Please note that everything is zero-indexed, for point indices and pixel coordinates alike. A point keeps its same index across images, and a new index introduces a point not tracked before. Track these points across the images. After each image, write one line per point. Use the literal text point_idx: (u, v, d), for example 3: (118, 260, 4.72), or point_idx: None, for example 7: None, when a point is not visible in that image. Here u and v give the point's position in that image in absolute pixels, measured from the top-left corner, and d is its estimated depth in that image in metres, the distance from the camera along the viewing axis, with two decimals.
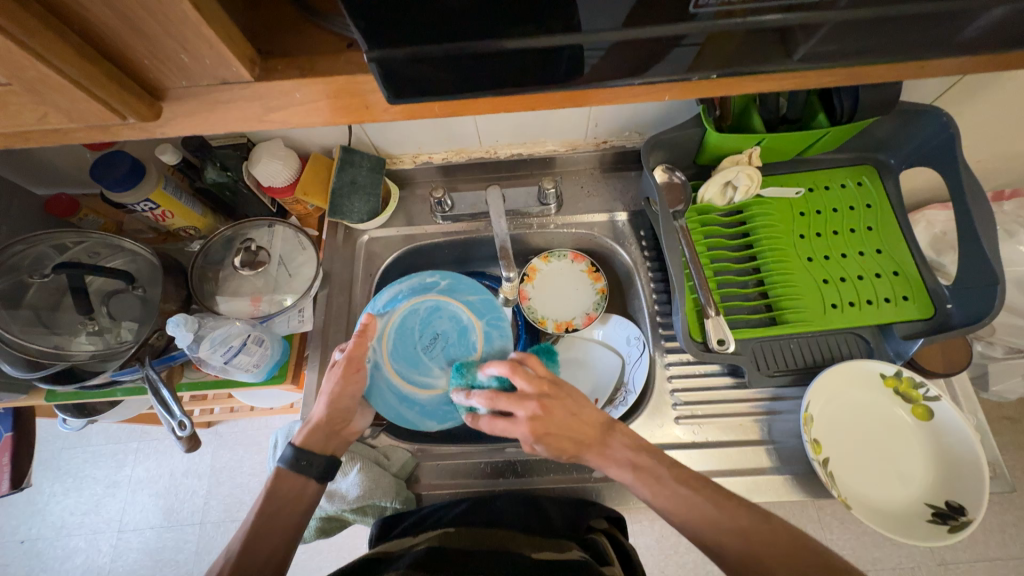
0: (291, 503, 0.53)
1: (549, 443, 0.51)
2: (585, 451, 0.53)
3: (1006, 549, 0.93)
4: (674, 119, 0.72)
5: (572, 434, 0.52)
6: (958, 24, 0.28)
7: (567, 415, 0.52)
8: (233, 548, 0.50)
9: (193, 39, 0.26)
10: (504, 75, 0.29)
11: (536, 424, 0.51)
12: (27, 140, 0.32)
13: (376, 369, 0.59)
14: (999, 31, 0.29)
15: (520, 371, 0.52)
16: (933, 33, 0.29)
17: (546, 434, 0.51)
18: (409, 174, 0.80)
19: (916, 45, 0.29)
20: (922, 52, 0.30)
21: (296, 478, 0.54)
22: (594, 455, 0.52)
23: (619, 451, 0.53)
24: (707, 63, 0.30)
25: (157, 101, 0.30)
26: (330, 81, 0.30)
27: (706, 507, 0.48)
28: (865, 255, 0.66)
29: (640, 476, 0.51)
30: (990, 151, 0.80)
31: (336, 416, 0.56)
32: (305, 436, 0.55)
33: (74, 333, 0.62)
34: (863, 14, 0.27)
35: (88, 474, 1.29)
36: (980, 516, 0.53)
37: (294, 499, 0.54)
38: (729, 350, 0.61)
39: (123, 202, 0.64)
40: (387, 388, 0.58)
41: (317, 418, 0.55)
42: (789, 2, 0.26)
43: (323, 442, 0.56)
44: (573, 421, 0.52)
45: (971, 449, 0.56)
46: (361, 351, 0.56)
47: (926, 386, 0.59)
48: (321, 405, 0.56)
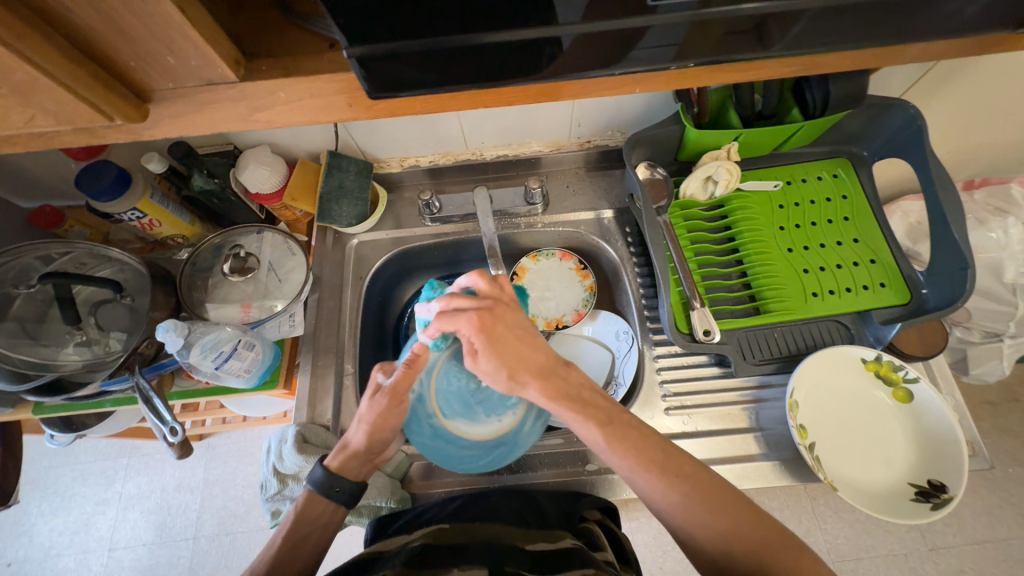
0: (319, 530, 0.52)
1: (489, 352, 0.48)
2: (531, 380, 0.50)
3: (993, 531, 0.95)
4: (654, 117, 0.74)
5: (519, 356, 0.49)
6: (909, 9, 0.29)
7: (516, 336, 0.50)
8: (258, 570, 0.50)
9: (178, 40, 0.27)
10: (482, 69, 0.30)
11: (485, 319, 0.48)
12: (13, 145, 0.32)
13: (418, 403, 0.51)
14: (947, 17, 0.30)
15: (490, 278, 0.52)
16: (886, 21, 0.30)
17: (495, 343, 0.48)
18: (397, 178, 0.81)
19: (868, 28, 0.31)
20: (881, 36, 0.32)
21: (326, 504, 0.53)
22: (539, 385, 0.50)
23: (574, 378, 0.52)
24: (677, 55, 0.32)
25: (145, 104, 0.31)
26: (314, 80, 0.31)
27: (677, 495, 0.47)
28: (843, 245, 0.68)
29: (595, 417, 0.50)
30: (958, 142, 0.83)
31: (371, 444, 0.54)
32: (341, 460, 0.54)
33: (61, 344, 0.62)
34: (820, 4, 0.29)
35: (76, 492, 1.26)
36: (961, 493, 0.54)
37: (323, 524, 0.53)
38: (715, 340, 0.63)
39: (109, 211, 0.64)
40: (427, 421, 0.51)
41: (353, 444, 0.53)
42: None
43: (358, 468, 0.55)
44: (521, 343, 0.50)
45: (950, 428, 0.58)
46: (409, 382, 0.51)
47: (904, 368, 0.61)
48: (357, 429, 0.53)
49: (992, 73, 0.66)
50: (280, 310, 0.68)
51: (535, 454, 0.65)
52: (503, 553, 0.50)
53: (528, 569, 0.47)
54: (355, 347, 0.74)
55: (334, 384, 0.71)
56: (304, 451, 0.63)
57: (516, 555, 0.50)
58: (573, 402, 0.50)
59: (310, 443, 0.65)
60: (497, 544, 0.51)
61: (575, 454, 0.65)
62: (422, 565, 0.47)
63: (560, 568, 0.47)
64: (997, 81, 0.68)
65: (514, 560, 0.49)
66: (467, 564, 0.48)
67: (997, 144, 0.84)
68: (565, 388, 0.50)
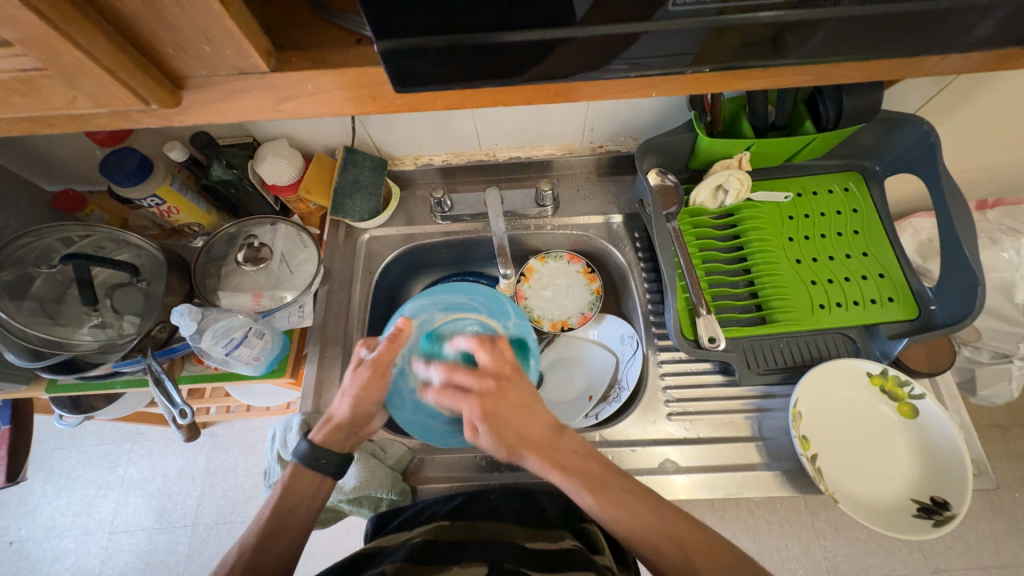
0: (306, 500, 0.53)
1: (489, 431, 0.48)
2: (529, 450, 0.50)
3: (998, 556, 0.93)
4: (667, 124, 0.75)
5: (518, 428, 0.49)
6: (926, 22, 0.30)
7: (519, 408, 0.49)
8: (245, 544, 0.50)
9: (216, 30, 0.28)
10: (503, 66, 0.31)
11: (486, 401, 0.48)
12: (50, 126, 0.33)
13: (400, 376, 0.53)
14: (965, 30, 0.31)
15: (490, 347, 0.50)
16: (906, 34, 0.31)
17: (496, 420, 0.48)
18: (410, 176, 0.83)
19: (884, 40, 0.31)
20: (900, 48, 0.32)
21: (312, 476, 0.54)
22: (536, 456, 0.49)
23: (569, 452, 0.51)
24: (696, 58, 0.32)
25: (179, 90, 0.32)
26: (340, 72, 0.32)
27: (654, 522, 0.48)
28: (851, 257, 0.68)
29: (585, 483, 0.49)
30: (972, 161, 0.82)
31: (356, 417, 0.54)
32: (325, 434, 0.54)
33: (78, 324, 0.63)
34: (837, 14, 0.29)
35: (80, 474, 1.28)
36: (964, 511, 0.54)
37: (311, 495, 0.53)
38: (720, 348, 0.63)
39: (131, 197, 0.66)
40: (409, 396, 0.53)
41: (337, 418, 0.54)
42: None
43: (344, 440, 0.55)
44: (522, 417, 0.49)
45: (955, 447, 0.57)
46: (392, 355, 0.51)
47: (911, 384, 0.61)
48: (343, 403, 0.54)
49: (1009, 92, 0.66)
50: (290, 301, 0.69)
51: None
52: (503, 552, 0.51)
53: (529, 568, 0.48)
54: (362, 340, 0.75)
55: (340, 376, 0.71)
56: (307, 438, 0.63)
57: (517, 555, 0.50)
58: (569, 472, 0.49)
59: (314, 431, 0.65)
60: (497, 541, 0.52)
61: None
62: (424, 568, 0.48)
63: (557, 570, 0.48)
64: (1014, 100, 0.68)
65: (513, 558, 0.50)
66: (471, 564, 0.49)
67: (1011, 164, 0.84)
68: (560, 458, 0.50)
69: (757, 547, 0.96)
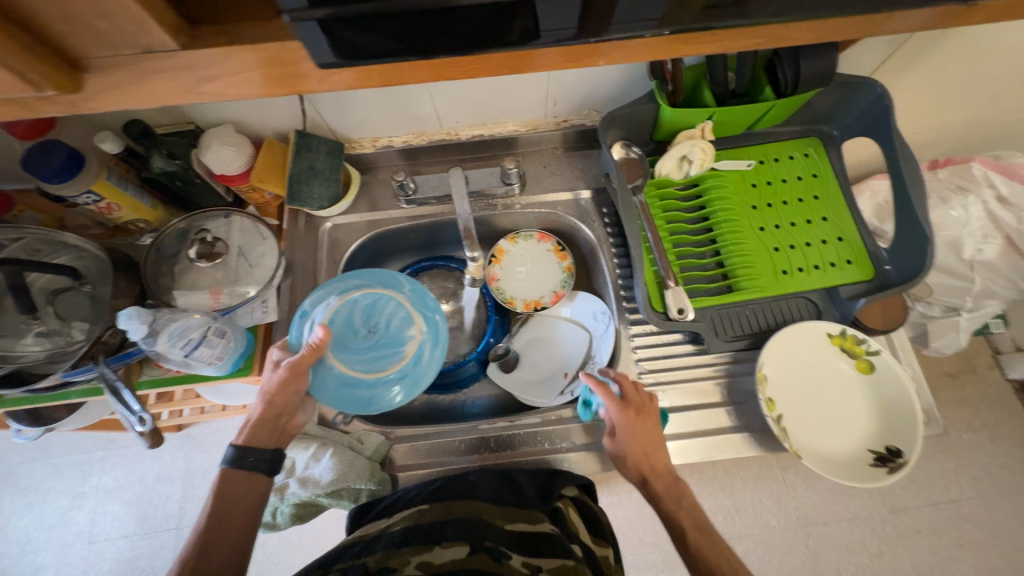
0: (242, 502, 0.52)
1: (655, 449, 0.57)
2: (653, 480, 0.56)
3: (948, 493, 1.01)
4: (630, 95, 0.73)
5: (648, 454, 0.56)
6: None
7: (650, 436, 0.57)
8: (184, 558, 0.49)
9: (109, 3, 0.25)
10: (445, 34, 0.30)
11: (633, 421, 0.57)
12: None
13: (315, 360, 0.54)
14: None
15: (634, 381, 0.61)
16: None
17: (633, 439, 0.56)
18: (370, 159, 0.79)
19: None
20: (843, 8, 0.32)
21: (247, 477, 0.53)
22: (661, 483, 0.56)
23: (687, 499, 0.56)
24: (644, 22, 0.31)
25: (79, 74, 0.29)
26: (261, 48, 0.30)
27: (715, 553, 0.52)
28: (812, 223, 0.70)
29: (690, 523, 0.54)
30: (924, 122, 0.85)
31: (277, 414, 0.54)
32: (248, 434, 0.53)
33: (20, 335, 0.59)
34: None
35: (50, 487, 1.23)
36: (915, 458, 0.58)
37: (245, 495, 0.52)
38: (688, 318, 0.64)
39: (62, 194, 0.61)
40: (328, 372, 0.53)
41: (257, 415, 0.53)
42: None
43: (269, 438, 0.54)
44: (652, 444, 0.57)
45: (907, 398, 0.61)
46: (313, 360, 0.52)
47: (867, 341, 0.64)
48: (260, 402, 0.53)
49: (957, 53, 0.67)
50: (253, 296, 0.66)
51: (515, 433, 0.66)
52: (482, 531, 0.51)
53: (509, 547, 0.50)
54: None
55: None
56: None
57: (497, 535, 0.51)
58: (679, 508, 0.55)
59: None
60: (476, 519, 0.52)
61: (554, 432, 0.66)
62: (413, 547, 0.48)
63: (537, 554, 0.49)
64: (961, 60, 0.69)
65: (494, 537, 0.51)
66: (452, 541, 0.49)
67: (960, 124, 0.86)
68: (677, 491, 0.56)
69: (733, 503, 1.01)
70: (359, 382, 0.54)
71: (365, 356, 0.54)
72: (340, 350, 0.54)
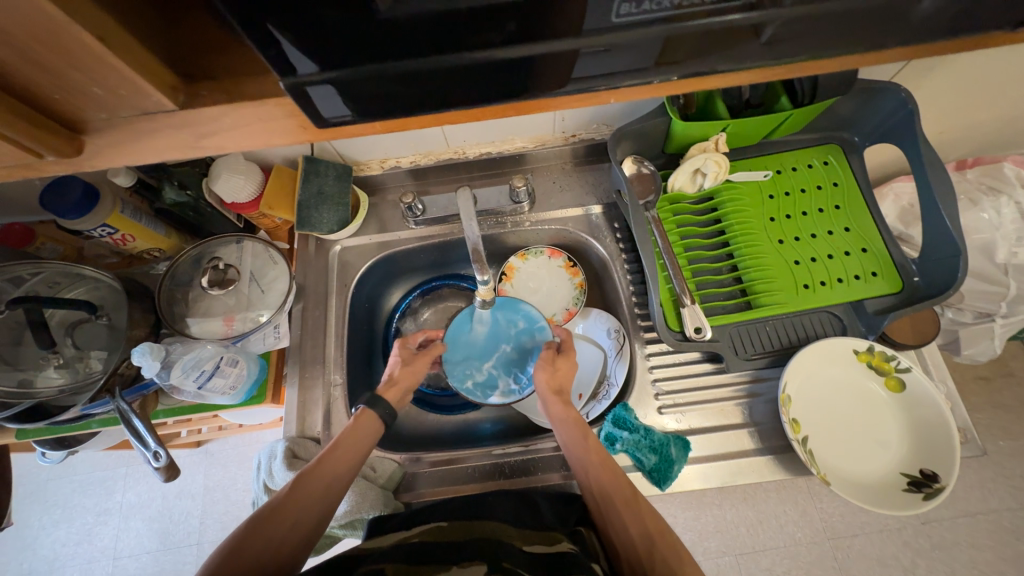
0: (364, 442, 0.57)
1: (563, 402, 0.61)
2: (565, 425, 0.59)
3: (985, 503, 0.96)
4: (640, 109, 0.72)
5: (560, 389, 0.62)
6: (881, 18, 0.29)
7: (567, 374, 0.64)
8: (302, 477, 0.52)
9: (104, 71, 0.26)
10: (447, 89, 0.30)
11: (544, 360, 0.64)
12: None
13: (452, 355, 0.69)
14: (929, 17, 0.29)
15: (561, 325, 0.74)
16: (865, 26, 0.30)
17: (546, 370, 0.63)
18: (379, 180, 0.79)
19: (837, 36, 0.30)
20: (858, 39, 0.31)
21: (373, 429, 0.59)
22: (571, 427, 0.58)
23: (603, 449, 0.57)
24: (648, 67, 0.31)
25: (78, 136, 0.30)
26: (262, 104, 0.30)
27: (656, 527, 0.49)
28: (834, 234, 0.67)
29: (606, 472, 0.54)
30: (949, 123, 0.81)
31: (406, 382, 0.65)
32: (387, 390, 0.63)
33: (39, 368, 0.60)
34: (787, 15, 0.28)
35: (77, 503, 1.26)
36: (952, 483, 0.55)
37: (361, 441, 0.57)
38: (707, 337, 0.62)
39: (78, 229, 0.62)
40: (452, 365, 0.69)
41: (395, 374, 0.65)
42: (721, 7, 0.27)
43: (398, 396, 0.64)
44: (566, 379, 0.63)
45: (943, 417, 0.58)
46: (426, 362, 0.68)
47: (897, 358, 0.60)
48: (396, 363, 0.67)
49: (981, 56, 0.65)
50: (266, 322, 0.66)
51: (530, 458, 0.65)
52: (499, 551, 0.48)
53: (525, 568, 0.46)
54: (342, 356, 0.72)
55: (324, 396, 0.70)
56: (294, 466, 0.61)
57: (514, 555, 0.48)
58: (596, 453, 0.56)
59: (301, 458, 0.64)
60: (495, 539, 0.50)
61: None
62: (422, 564, 0.46)
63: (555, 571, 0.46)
64: (985, 62, 0.67)
65: (511, 556, 0.47)
66: (467, 562, 0.46)
67: (989, 123, 0.82)
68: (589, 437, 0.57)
69: (756, 515, 0.98)
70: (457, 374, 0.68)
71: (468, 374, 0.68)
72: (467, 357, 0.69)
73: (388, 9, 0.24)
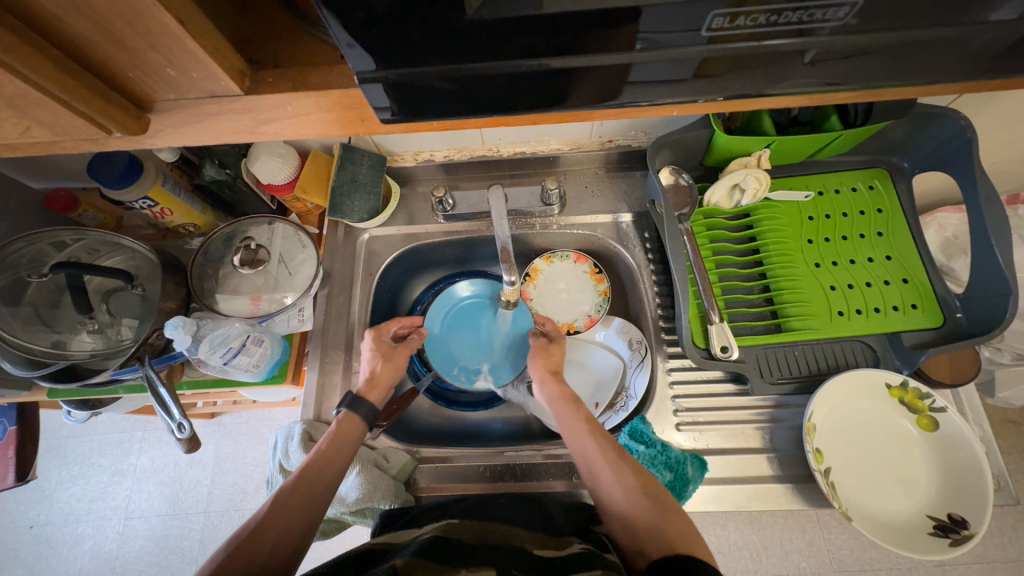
0: (349, 441, 0.57)
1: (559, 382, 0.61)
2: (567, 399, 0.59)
3: (1005, 552, 0.92)
4: (681, 120, 0.70)
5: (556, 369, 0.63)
6: (964, 48, 0.28)
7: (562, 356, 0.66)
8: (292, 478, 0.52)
9: (178, 54, 0.26)
10: (505, 92, 0.30)
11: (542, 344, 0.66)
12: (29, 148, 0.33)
13: (438, 331, 0.75)
14: (1017, 47, 0.28)
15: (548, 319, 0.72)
16: (948, 57, 0.29)
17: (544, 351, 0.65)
18: (411, 172, 0.79)
19: (912, 63, 0.29)
20: (933, 69, 0.30)
21: (355, 427, 0.58)
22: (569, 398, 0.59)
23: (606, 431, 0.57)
24: (713, 85, 0.30)
25: (145, 114, 0.31)
26: (323, 95, 0.30)
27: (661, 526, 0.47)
28: (875, 261, 0.65)
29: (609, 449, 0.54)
30: (1005, 154, 0.78)
31: (387, 377, 0.64)
32: (367, 389, 0.62)
33: (75, 331, 0.62)
34: (865, 37, 0.27)
35: (94, 462, 1.30)
36: (982, 531, 0.52)
37: (344, 441, 0.56)
38: (733, 357, 0.60)
39: (121, 199, 0.63)
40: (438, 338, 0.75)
41: (373, 372, 0.63)
42: (800, 26, 0.26)
43: (379, 395, 0.63)
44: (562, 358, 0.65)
45: (977, 462, 0.55)
46: (404, 355, 0.67)
47: (932, 397, 0.58)
48: (375, 360, 0.64)
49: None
50: (291, 305, 0.67)
51: (541, 463, 0.65)
52: (511, 553, 0.48)
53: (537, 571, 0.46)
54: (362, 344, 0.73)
55: (342, 382, 0.70)
56: (309, 449, 0.62)
57: (526, 557, 0.48)
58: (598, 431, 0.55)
59: (316, 441, 0.64)
60: (506, 543, 0.49)
61: None
62: (433, 558, 0.46)
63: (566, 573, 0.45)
64: None
65: (523, 560, 0.47)
66: (480, 562, 0.46)
67: None
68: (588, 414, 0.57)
69: (760, 540, 0.96)
70: (444, 350, 0.74)
71: (452, 350, 0.74)
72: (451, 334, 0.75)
73: (475, 11, 0.24)
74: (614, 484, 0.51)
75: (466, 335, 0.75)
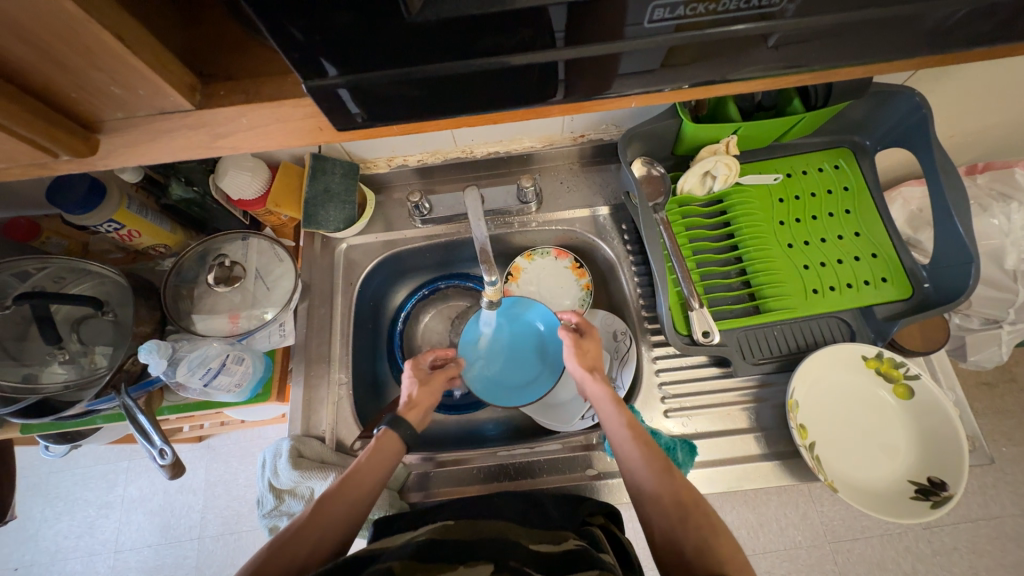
0: (384, 464, 0.56)
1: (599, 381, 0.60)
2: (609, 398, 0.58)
3: (987, 509, 0.96)
4: (649, 111, 0.71)
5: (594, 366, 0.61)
6: (908, 26, 0.29)
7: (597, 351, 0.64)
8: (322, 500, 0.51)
9: (122, 71, 0.25)
10: (465, 92, 0.30)
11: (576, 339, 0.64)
12: None
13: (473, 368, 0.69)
14: (958, 25, 0.29)
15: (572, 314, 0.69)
16: (893, 36, 0.30)
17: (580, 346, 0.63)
18: (386, 178, 0.79)
19: (861, 44, 0.30)
20: (881, 49, 0.31)
21: (392, 449, 0.57)
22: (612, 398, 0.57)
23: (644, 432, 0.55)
24: (672, 75, 0.31)
25: (93, 135, 0.30)
26: (278, 105, 0.30)
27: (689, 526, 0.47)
28: (844, 239, 0.67)
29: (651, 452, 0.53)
30: (961, 127, 0.80)
31: (425, 400, 0.64)
32: (408, 413, 0.62)
33: (44, 363, 0.60)
34: (813, 21, 0.28)
35: (79, 496, 1.26)
36: (960, 492, 0.54)
37: (379, 465, 0.56)
38: (715, 341, 0.61)
39: (84, 224, 0.61)
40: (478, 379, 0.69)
41: (413, 396, 0.63)
42: (750, 12, 0.27)
43: (420, 419, 0.63)
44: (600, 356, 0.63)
45: (951, 426, 0.57)
46: (440, 380, 0.66)
47: (906, 365, 0.60)
48: (412, 384, 0.65)
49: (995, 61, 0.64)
50: (271, 320, 0.66)
51: (534, 460, 0.65)
52: (508, 550, 0.48)
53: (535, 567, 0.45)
54: (347, 354, 0.72)
55: (329, 395, 0.70)
56: (299, 466, 0.61)
57: (523, 551, 0.48)
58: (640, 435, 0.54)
59: (306, 456, 0.63)
60: (503, 538, 0.49)
61: (575, 459, 0.65)
62: (430, 562, 0.45)
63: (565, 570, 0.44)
64: (999, 68, 0.66)
65: (519, 554, 0.47)
66: (477, 559, 0.46)
67: (1001, 128, 0.82)
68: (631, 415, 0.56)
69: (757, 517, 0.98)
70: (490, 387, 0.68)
71: (496, 381, 0.69)
72: (486, 366, 0.69)
73: (417, 13, 0.24)
74: (654, 486, 0.50)
75: (499, 361, 0.70)
